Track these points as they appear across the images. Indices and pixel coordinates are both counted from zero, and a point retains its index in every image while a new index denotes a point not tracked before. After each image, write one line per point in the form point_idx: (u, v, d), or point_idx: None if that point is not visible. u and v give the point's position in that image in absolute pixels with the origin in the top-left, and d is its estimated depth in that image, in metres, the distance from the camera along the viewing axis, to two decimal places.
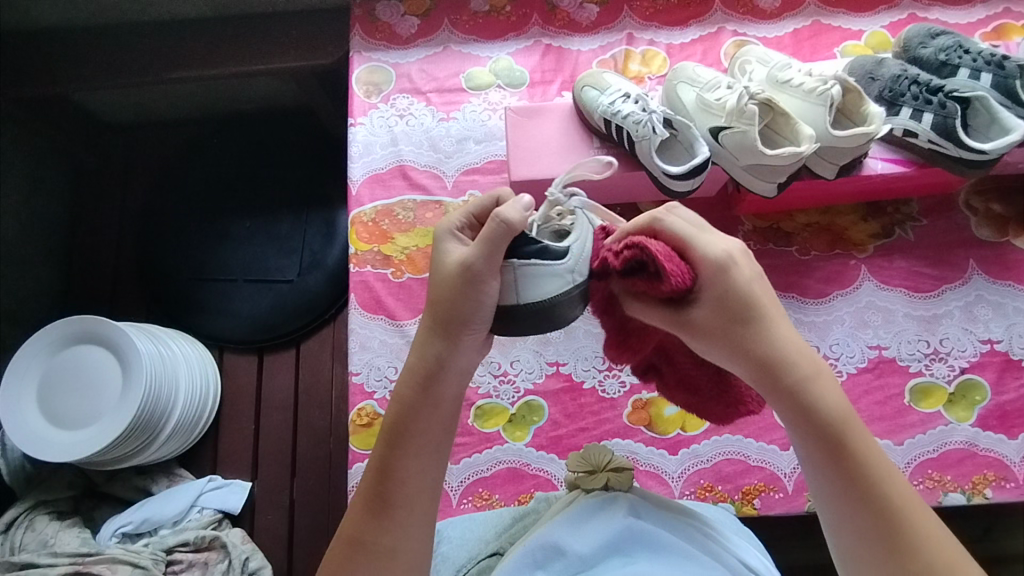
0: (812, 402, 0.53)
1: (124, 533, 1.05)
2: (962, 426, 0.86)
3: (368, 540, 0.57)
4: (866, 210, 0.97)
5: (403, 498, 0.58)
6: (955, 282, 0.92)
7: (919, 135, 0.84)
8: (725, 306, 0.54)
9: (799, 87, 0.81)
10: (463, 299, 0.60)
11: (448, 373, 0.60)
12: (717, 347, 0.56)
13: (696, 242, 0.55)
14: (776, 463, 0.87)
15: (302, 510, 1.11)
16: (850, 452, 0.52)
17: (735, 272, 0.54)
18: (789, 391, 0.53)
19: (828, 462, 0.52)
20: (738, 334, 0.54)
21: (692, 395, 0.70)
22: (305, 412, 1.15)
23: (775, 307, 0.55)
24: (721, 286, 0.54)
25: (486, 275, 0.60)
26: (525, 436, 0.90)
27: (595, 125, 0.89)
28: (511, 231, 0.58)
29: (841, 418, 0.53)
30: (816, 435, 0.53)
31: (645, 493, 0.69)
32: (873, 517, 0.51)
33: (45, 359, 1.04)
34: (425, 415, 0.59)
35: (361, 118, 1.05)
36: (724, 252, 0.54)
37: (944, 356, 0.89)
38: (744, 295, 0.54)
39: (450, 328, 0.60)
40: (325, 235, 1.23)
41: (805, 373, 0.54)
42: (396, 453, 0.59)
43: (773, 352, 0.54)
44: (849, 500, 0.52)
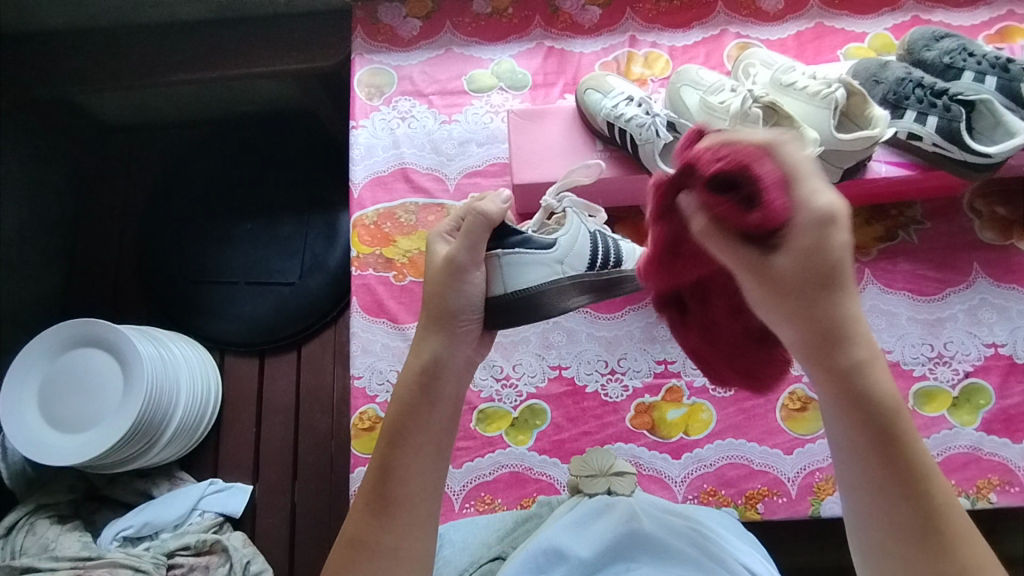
0: (871, 387, 0.48)
1: (125, 537, 1.04)
2: (966, 430, 0.85)
3: (370, 541, 0.56)
4: (869, 213, 0.96)
5: (404, 499, 0.57)
6: (959, 286, 0.92)
7: (924, 138, 0.83)
8: (806, 273, 0.47)
9: (803, 90, 0.81)
10: (449, 289, 0.62)
11: (447, 370, 0.60)
12: (781, 316, 0.49)
13: (804, 186, 0.46)
14: (779, 467, 0.87)
15: (303, 513, 1.11)
16: (901, 442, 0.48)
17: (833, 235, 0.46)
18: (848, 373, 0.48)
19: (878, 455, 0.48)
20: (808, 305, 0.47)
21: (715, 334, 0.65)
22: (306, 415, 1.15)
23: (851, 278, 0.48)
24: (815, 243, 0.46)
25: (468, 265, 0.63)
26: (527, 440, 0.90)
27: (598, 128, 0.88)
28: (489, 223, 0.62)
29: (897, 408, 0.48)
30: (871, 421, 0.48)
31: (644, 499, 0.70)
32: (916, 516, 0.47)
33: (46, 362, 1.04)
34: (425, 413, 0.59)
35: (363, 121, 1.05)
36: (831, 207, 0.45)
37: (948, 360, 0.89)
38: (830, 263, 0.46)
39: (443, 322, 0.62)
40: (326, 238, 1.23)
41: (864, 357, 0.48)
42: (397, 452, 0.58)
43: (839, 329, 0.48)
44: (891, 492, 0.48)
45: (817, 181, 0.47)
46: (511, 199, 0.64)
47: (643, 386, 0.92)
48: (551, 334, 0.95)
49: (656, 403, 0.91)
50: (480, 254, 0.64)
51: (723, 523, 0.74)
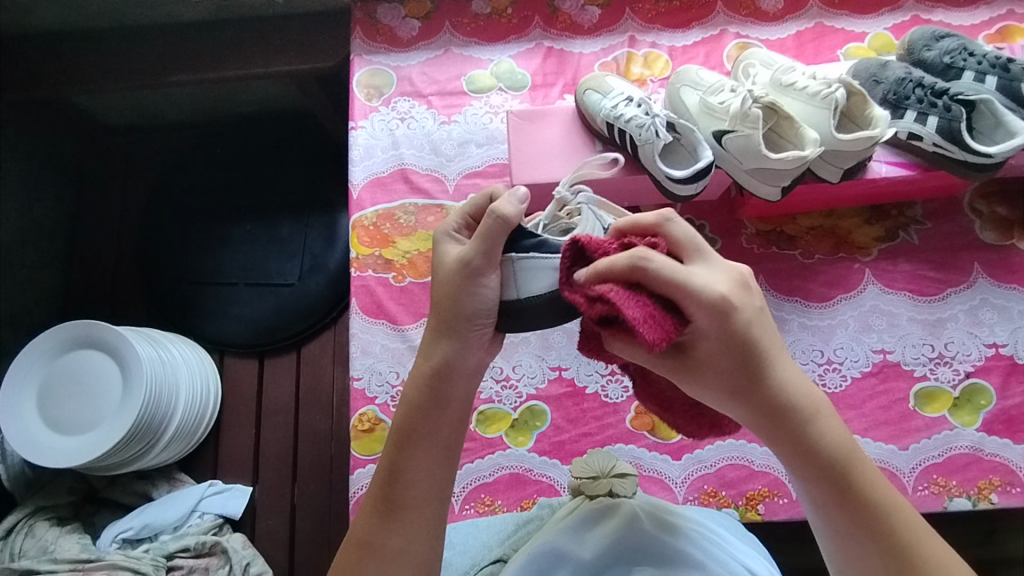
0: (815, 440, 0.53)
1: (125, 539, 1.04)
2: (968, 431, 0.85)
3: (377, 543, 0.57)
4: (870, 213, 0.96)
5: (412, 500, 0.57)
6: (959, 286, 0.92)
7: (924, 138, 0.83)
8: (724, 353, 0.53)
9: (802, 90, 0.81)
10: (464, 295, 0.59)
11: (457, 372, 0.60)
12: (718, 390, 0.55)
13: (692, 285, 0.51)
14: (780, 469, 0.87)
15: (303, 515, 1.11)
16: (854, 488, 0.52)
17: (736, 316, 0.52)
18: (790, 431, 0.53)
19: (834, 503, 0.52)
20: (740, 377, 0.53)
21: (664, 412, 0.66)
22: (305, 416, 1.15)
23: (775, 345, 0.54)
24: (723, 327, 0.52)
25: (485, 271, 0.59)
26: (527, 441, 0.90)
27: (597, 129, 0.88)
28: (506, 227, 0.57)
29: (844, 455, 0.53)
30: (819, 473, 0.53)
31: (650, 499, 0.69)
32: (886, 554, 0.51)
33: (45, 364, 1.03)
34: (436, 415, 0.59)
35: (361, 121, 1.05)
36: (722, 296, 0.51)
37: (949, 360, 0.89)
38: (744, 339, 0.52)
39: (457, 326, 0.60)
40: (325, 239, 1.23)
41: (803, 413, 0.53)
42: (406, 454, 0.59)
43: (774, 391, 0.53)
44: (856, 536, 0.52)
45: (708, 268, 0.54)
46: (529, 199, 0.58)
47: None
48: (551, 335, 0.95)
49: None
50: (495, 258, 0.59)
51: (727, 526, 0.73)
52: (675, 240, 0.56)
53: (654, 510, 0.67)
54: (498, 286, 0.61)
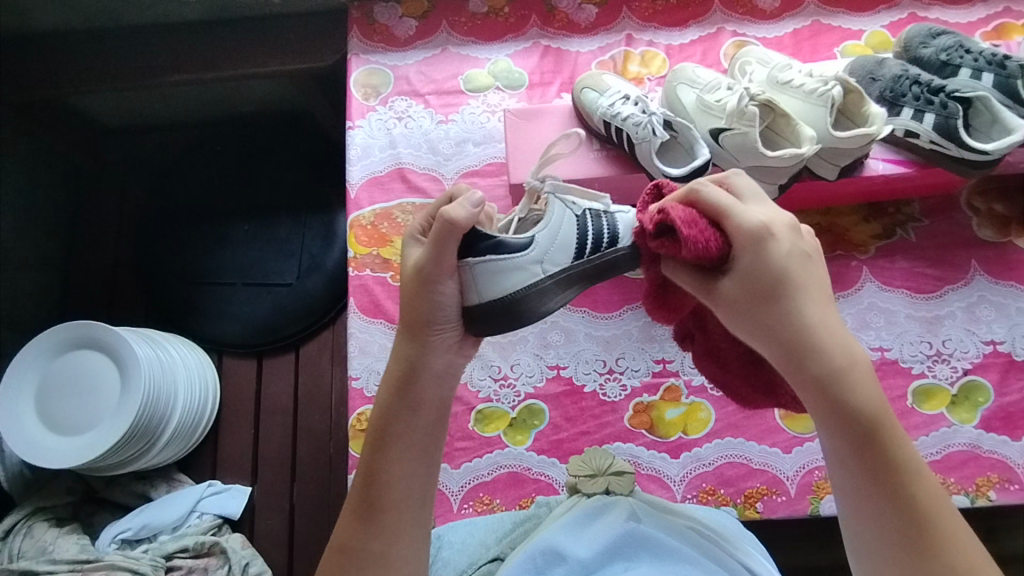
0: (843, 394, 0.50)
1: (123, 539, 1.04)
2: (966, 428, 0.85)
3: (356, 546, 0.57)
4: (868, 211, 0.96)
5: (390, 502, 0.58)
6: (957, 283, 0.92)
7: (921, 135, 0.83)
8: (763, 286, 0.51)
9: (799, 88, 0.81)
10: (421, 299, 0.61)
11: (422, 377, 0.60)
12: (748, 329, 0.52)
13: (734, 213, 0.52)
14: (778, 466, 0.87)
15: (303, 514, 1.11)
16: (877, 444, 0.50)
17: (772, 246, 0.51)
18: (817, 380, 0.50)
19: (854, 459, 0.50)
20: (770, 315, 0.51)
21: (717, 367, 0.65)
22: (305, 416, 1.15)
23: (814, 285, 0.52)
24: (755, 258, 0.51)
25: (441, 277, 0.61)
26: (526, 440, 0.90)
27: (595, 128, 0.88)
28: (457, 235, 0.59)
29: (874, 414, 0.50)
30: (845, 428, 0.50)
31: (646, 499, 0.71)
32: (900, 514, 0.49)
33: (43, 364, 1.03)
34: (409, 419, 0.59)
35: (359, 121, 1.05)
36: (763, 225, 0.51)
37: (947, 357, 0.89)
38: (779, 275, 0.51)
39: (416, 329, 0.61)
40: (324, 239, 1.23)
41: (834, 365, 0.50)
42: (381, 456, 0.59)
43: (807, 335, 0.50)
44: (871, 493, 0.50)
45: (762, 205, 0.54)
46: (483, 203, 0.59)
47: (641, 385, 0.92)
48: (549, 333, 0.95)
49: (654, 402, 0.91)
50: (448, 263, 0.60)
51: (722, 524, 0.73)
52: (736, 187, 0.56)
53: (644, 510, 0.68)
54: (458, 292, 0.63)
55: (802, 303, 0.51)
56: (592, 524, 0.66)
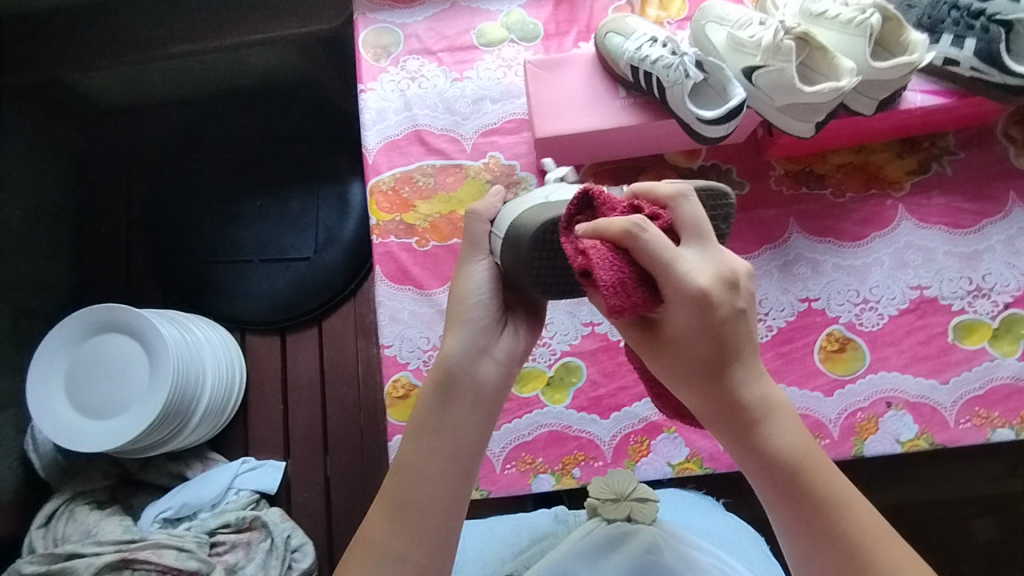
0: (765, 446, 0.47)
1: (165, 518, 1.05)
2: (1008, 361, 0.85)
3: (382, 541, 0.52)
4: (901, 146, 0.93)
5: (418, 500, 0.53)
6: (995, 216, 0.90)
7: (961, 63, 0.80)
8: (700, 345, 0.46)
9: (835, 19, 0.77)
10: (461, 278, 0.61)
11: (458, 369, 0.57)
12: (679, 384, 0.49)
13: (675, 269, 0.45)
14: (820, 410, 0.85)
15: (339, 486, 1.12)
16: (807, 493, 0.47)
17: (714, 312, 0.45)
18: (742, 438, 0.48)
19: (784, 509, 0.48)
20: (702, 374, 0.47)
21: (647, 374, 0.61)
22: (333, 389, 1.16)
23: (749, 340, 0.47)
24: (687, 319, 0.46)
25: (478, 257, 0.62)
26: (565, 398, 0.89)
27: (621, 74, 0.84)
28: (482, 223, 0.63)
29: (800, 464, 0.47)
30: (773, 480, 0.47)
31: (670, 529, 0.68)
32: (842, 564, 0.46)
33: (69, 350, 1.02)
34: (444, 411, 0.56)
35: (371, 84, 1.02)
36: (703, 289, 0.45)
37: (987, 292, 0.87)
38: (716, 338, 0.46)
39: (456, 310, 0.60)
40: (339, 210, 1.20)
41: (757, 420, 0.47)
42: (414, 447, 0.55)
43: (734, 394, 0.47)
44: (808, 544, 0.47)
45: (706, 251, 0.47)
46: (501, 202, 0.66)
47: None
48: None
49: None
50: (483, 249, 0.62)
51: (744, 557, 0.71)
52: (682, 218, 0.49)
53: (665, 540, 0.66)
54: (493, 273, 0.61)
55: (732, 365, 0.47)
56: (609, 556, 0.64)
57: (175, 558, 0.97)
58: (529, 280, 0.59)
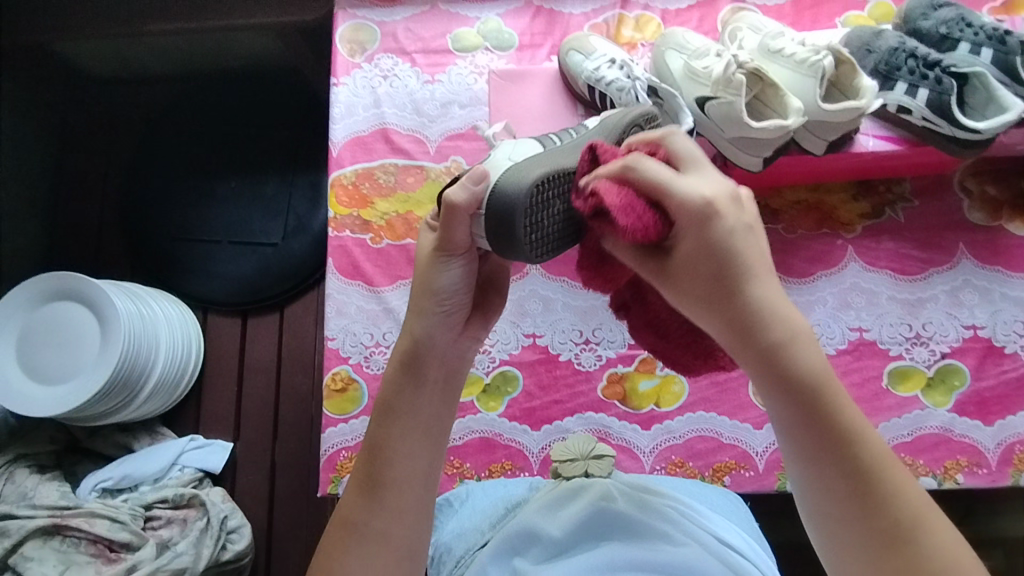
0: (787, 366, 0.44)
1: (105, 488, 1.06)
2: (939, 411, 0.85)
3: (359, 521, 0.54)
4: (857, 188, 0.94)
5: (392, 479, 0.55)
6: (942, 266, 0.90)
7: (913, 112, 0.80)
8: (709, 264, 0.44)
9: (790, 57, 0.78)
10: (431, 274, 0.56)
11: (429, 354, 0.57)
12: (691, 302, 0.46)
13: (675, 188, 0.43)
14: (748, 442, 0.88)
15: (282, 472, 1.13)
16: (824, 412, 0.44)
17: (718, 224, 0.43)
18: (762, 357, 0.44)
19: (801, 427, 0.44)
20: (716, 291, 0.44)
21: (660, 337, 0.57)
22: (286, 375, 1.16)
23: (760, 255, 0.44)
24: (699, 237, 0.44)
25: (454, 253, 0.56)
26: (499, 406, 0.90)
27: (579, 91, 0.88)
28: (466, 218, 0.54)
29: (820, 383, 0.44)
30: (791, 397, 0.44)
31: (622, 479, 0.71)
32: (848, 479, 0.44)
33: (25, 314, 1.04)
34: (412, 394, 0.56)
35: (344, 78, 1.02)
36: (706, 200, 0.43)
37: (926, 340, 0.88)
38: (722, 250, 0.43)
39: (424, 304, 0.56)
40: (310, 199, 1.21)
41: (777, 338, 0.44)
42: (383, 430, 0.56)
43: (752, 312, 0.44)
44: (819, 461, 0.44)
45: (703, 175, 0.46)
46: (486, 180, 0.54)
47: (617, 356, 0.91)
48: (527, 302, 0.94)
49: (628, 373, 0.91)
50: (461, 239, 0.56)
51: (711, 502, 0.73)
52: (673, 153, 0.47)
53: (619, 488, 0.68)
54: (468, 271, 0.57)
55: (748, 280, 0.43)
56: (565, 504, 0.66)
57: (107, 528, 0.99)
58: (527, 254, 0.55)
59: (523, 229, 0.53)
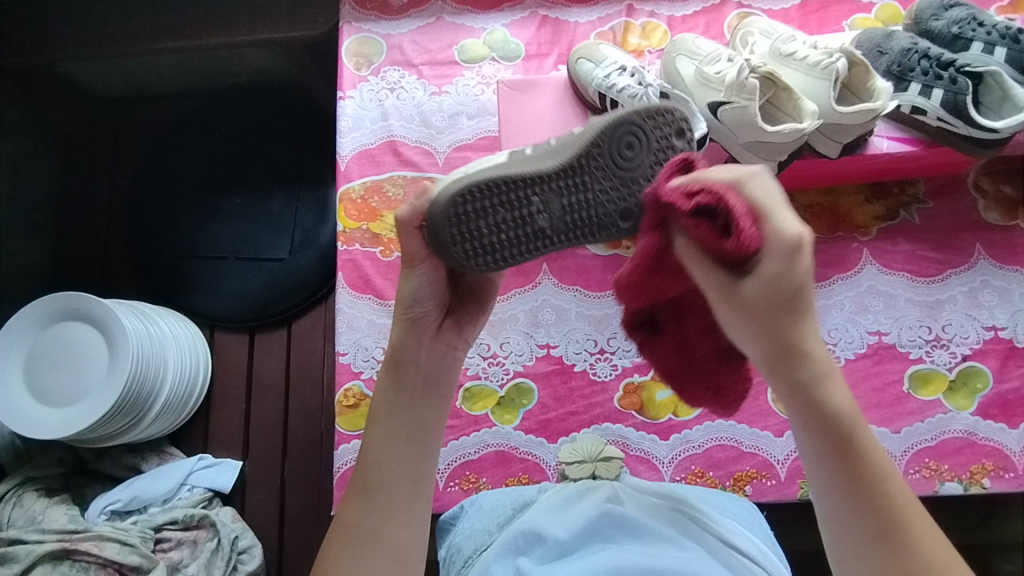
0: (821, 404, 0.44)
1: (114, 510, 1.04)
2: (962, 414, 0.84)
3: (353, 527, 0.53)
4: (870, 191, 0.93)
5: (379, 481, 0.53)
6: (960, 267, 0.89)
7: (928, 112, 0.80)
8: (781, 292, 0.42)
9: (802, 61, 0.78)
10: (399, 285, 0.54)
11: (409, 358, 0.55)
12: (750, 333, 0.44)
13: (773, 217, 0.42)
14: (769, 450, 0.86)
15: (293, 490, 1.11)
16: (854, 448, 0.44)
17: (801, 260, 0.42)
18: (799, 390, 0.44)
19: (832, 463, 0.44)
20: (775, 320, 0.43)
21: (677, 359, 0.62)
22: (296, 391, 1.15)
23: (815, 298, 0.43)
24: (781, 270, 0.42)
25: (414, 263, 0.53)
26: (514, 419, 0.89)
27: (590, 99, 0.88)
28: (412, 231, 0.51)
29: (852, 423, 0.44)
30: (822, 431, 0.44)
31: (634, 484, 0.73)
32: (875, 513, 0.44)
33: (32, 335, 1.03)
34: (396, 398, 0.54)
35: (350, 91, 1.02)
36: (800, 235, 0.41)
37: (946, 343, 0.86)
38: (794, 287, 0.42)
39: (396, 315, 0.55)
40: (316, 213, 1.21)
41: (817, 373, 0.44)
42: (370, 433, 0.55)
43: (803, 345, 0.43)
44: (848, 497, 0.44)
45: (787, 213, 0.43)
46: (429, 191, 0.50)
47: (633, 365, 0.90)
48: (540, 312, 0.93)
49: (645, 382, 0.89)
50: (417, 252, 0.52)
51: (721, 505, 0.73)
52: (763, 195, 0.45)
53: (626, 490, 0.69)
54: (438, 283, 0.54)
55: (802, 318, 0.43)
56: (573, 504, 0.67)
57: (117, 551, 0.95)
58: (463, 263, 0.50)
59: (452, 235, 0.48)
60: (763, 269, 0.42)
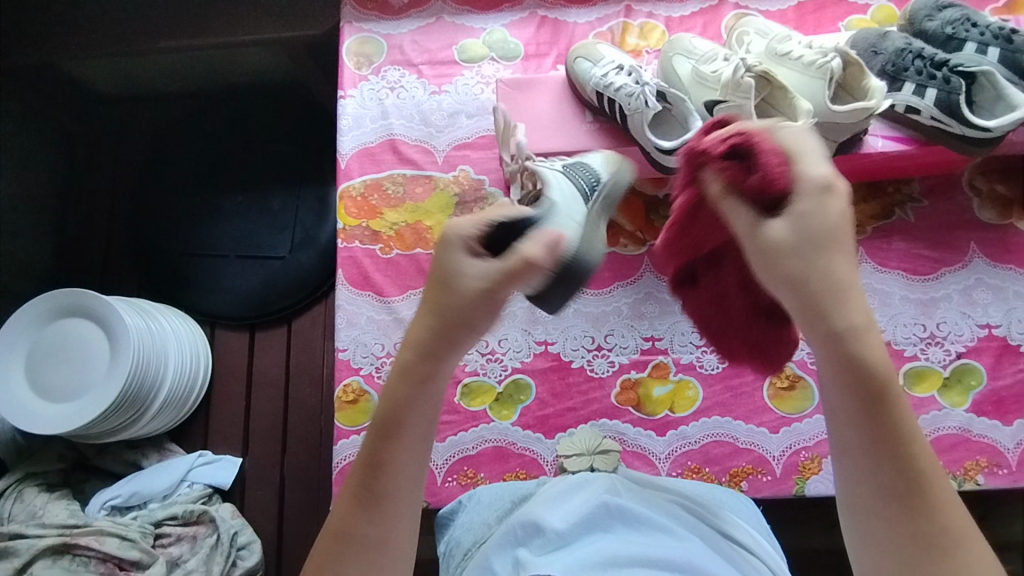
0: (858, 356, 0.43)
1: (114, 506, 1.05)
2: (956, 411, 0.85)
3: (355, 532, 0.50)
4: (866, 189, 0.94)
5: (395, 492, 0.51)
6: (954, 265, 0.90)
7: (922, 111, 0.81)
8: (815, 231, 0.45)
9: (798, 60, 0.79)
10: (448, 289, 0.51)
11: (442, 363, 0.51)
12: (785, 277, 0.45)
13: (802, 159, 0.47)
14: (765, 446, 0.87)
15: (293, 487, 1.12)
16: (888, 403, 0.44)
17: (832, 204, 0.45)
18: (835, 340, 0.44)
19: (862, 418, 0.44)
20: (812, 264, 0.44)
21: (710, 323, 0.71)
22: (295, 388, 1.15)
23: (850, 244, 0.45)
24: (814, 206, 0.45)
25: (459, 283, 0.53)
26: (512, 415, 0.90)
27: (588, 98, 0.89)
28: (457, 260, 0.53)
29: (888, 379, 0.44)
30: (857, 385, 0.44)
31: (633, 477, 0.73)
32: (899, 470, 0.44)
33: (33, 330, 1.03)
34: (422, 405, 0.51)
35: (351, 90, 1.03)
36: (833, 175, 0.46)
37: (941, 340, 0.87)
38: (825, 229, 0.45)
39: (442, 312, 0.50)
40: (316, 212, 1.21)
41: (853, 324, 0.44)
42: (384, 440, 0.51)
43: (841, 295, 0.44)
44: (872, 452, 0.44)
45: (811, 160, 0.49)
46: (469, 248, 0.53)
47: (630, 362, 0.91)
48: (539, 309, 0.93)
49: (642, 379, 0.90)
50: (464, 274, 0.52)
51: (717, 498, 0.73)
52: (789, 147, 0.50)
53: (623, 483, 0.70)
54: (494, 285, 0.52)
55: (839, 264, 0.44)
56: (570, 496, 0.68)
57: (117, 546, 0.96)
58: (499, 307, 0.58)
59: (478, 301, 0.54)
60: (798, 206, 0.46)
